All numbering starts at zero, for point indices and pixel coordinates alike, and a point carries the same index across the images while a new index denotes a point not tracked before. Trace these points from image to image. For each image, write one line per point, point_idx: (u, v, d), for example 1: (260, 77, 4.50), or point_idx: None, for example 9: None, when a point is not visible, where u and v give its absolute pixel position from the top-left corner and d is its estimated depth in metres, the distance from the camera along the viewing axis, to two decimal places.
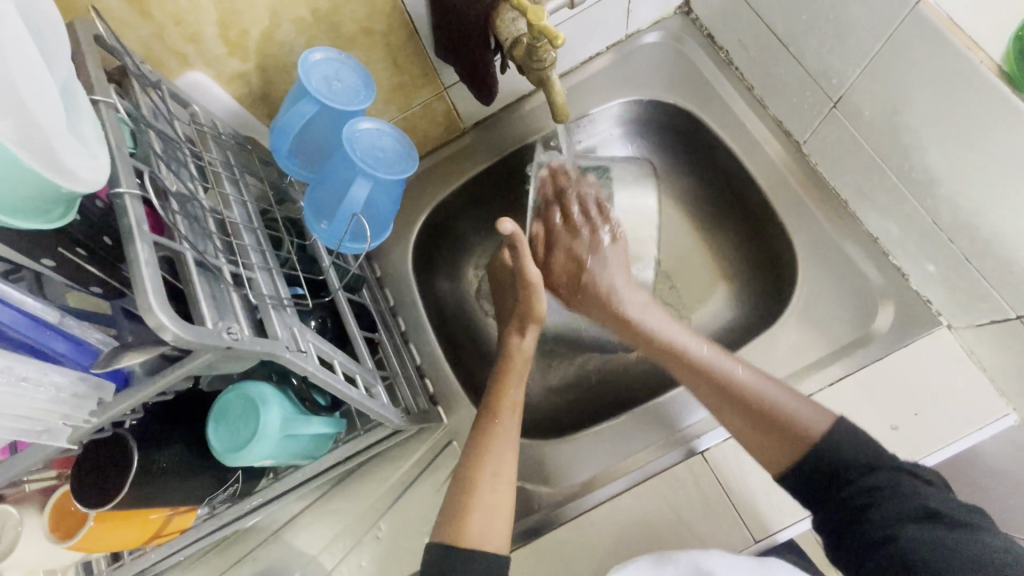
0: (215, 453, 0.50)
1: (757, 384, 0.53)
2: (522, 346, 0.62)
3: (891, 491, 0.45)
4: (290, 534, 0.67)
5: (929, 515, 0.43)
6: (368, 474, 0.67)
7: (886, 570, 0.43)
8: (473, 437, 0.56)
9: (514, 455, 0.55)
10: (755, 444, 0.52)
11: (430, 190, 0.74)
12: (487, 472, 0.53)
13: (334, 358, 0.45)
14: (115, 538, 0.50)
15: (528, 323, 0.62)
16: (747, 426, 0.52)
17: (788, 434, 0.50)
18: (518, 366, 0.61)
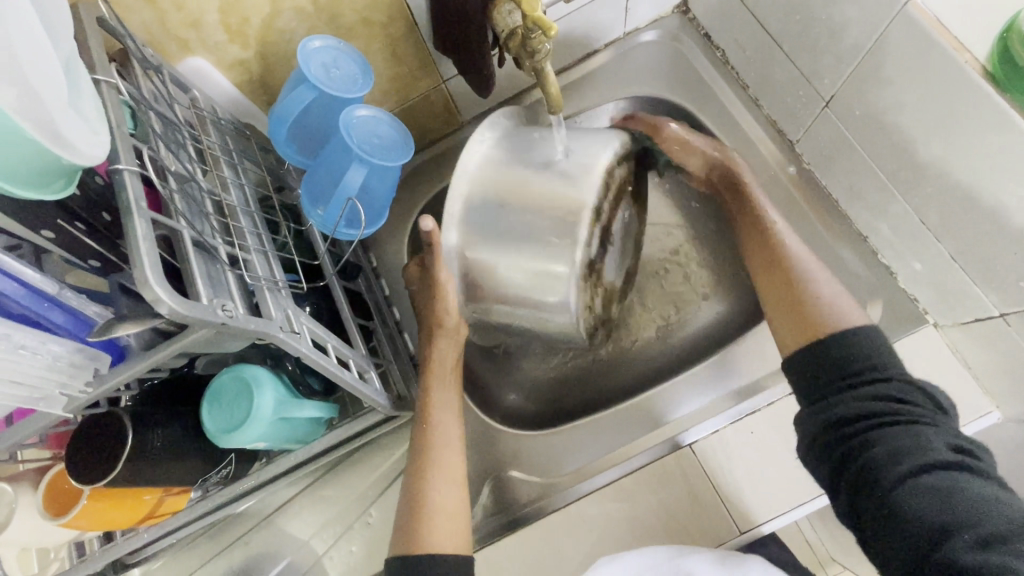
0: (209, 434, 0.51)
1: (810, 264, 0.55)
2: (443, 354, 0.59)
3: (896, 424, 0.44)
4: (282, 519, 0.68)
5: (938, 463, 0.41)
6: (359, 462, 0.68)
7: (877, 508, 0.42)
8: (417, 442, 0.56)
9: (460, 457, 0.56)
10: (780, 301, 0.54)
11: (427, 182, 0.75)
12: (438, 475, 0.54)
13: (327, 341, 0.46)
14: (108, 517, 0.51)
15: (439, 331, 0.58)
16: (778, 281, 0.55)
17: (807, 314, 0.51)
18: (439, 373, 0.59)
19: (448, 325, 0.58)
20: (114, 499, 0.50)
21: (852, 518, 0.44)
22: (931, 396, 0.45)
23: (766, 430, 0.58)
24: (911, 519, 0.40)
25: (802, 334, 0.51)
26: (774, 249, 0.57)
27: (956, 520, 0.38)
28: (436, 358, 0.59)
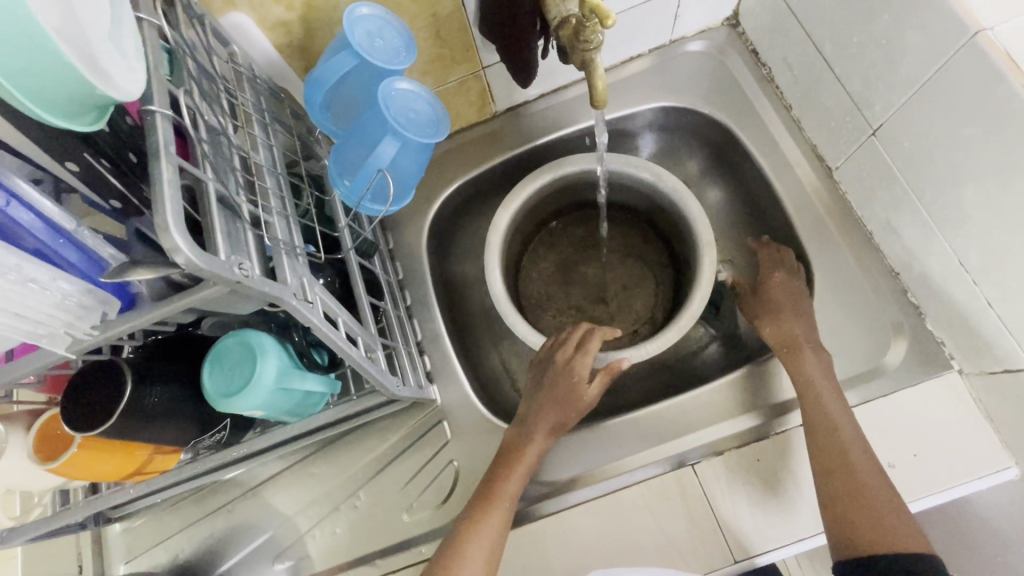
0: (207, 396, 0.50)
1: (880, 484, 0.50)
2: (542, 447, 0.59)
3: None
4: (269, 492, 0.67)
5: None
6: (351, 444, 0.66)
7: None
8: (472, 510, 0.56)
9: (498, 535, 0.54)
10: (844, 501, 0.49)
11: (454, 170, 0.74)
12: (478, 550, 0.53)
13: (339, 315, 0.45)
14: (93, 469, 0.50)
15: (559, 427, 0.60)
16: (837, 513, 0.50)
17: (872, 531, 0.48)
18: (526, 465, 0.58)
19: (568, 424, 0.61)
20: (104, 451, 0.49)
21: None
22: None
23: (773, 459, 0.56)
24: None
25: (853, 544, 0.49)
26: (840, 454, 0.51)
27: None
28: (530, 450, 0.59)
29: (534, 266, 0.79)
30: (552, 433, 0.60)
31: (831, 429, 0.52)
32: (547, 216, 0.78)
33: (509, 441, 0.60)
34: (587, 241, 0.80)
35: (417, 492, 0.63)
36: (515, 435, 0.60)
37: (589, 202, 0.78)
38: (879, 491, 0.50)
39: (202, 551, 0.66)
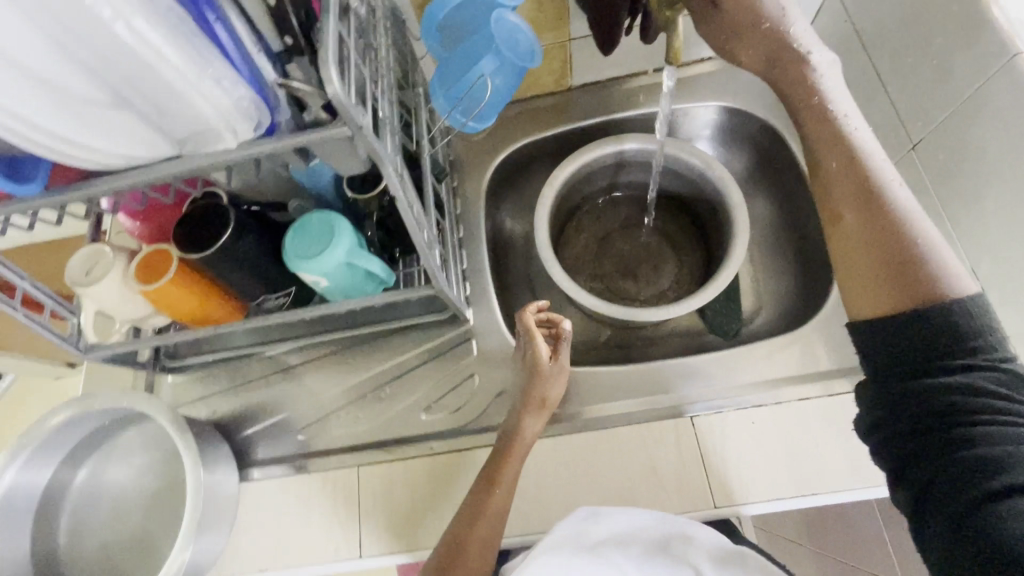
0: (286, 256, 0.58)
1: (910, 216, 0.43)
2: (534, 429, 0.61)
3: (988, 413, 0.39)
4: (304, 374, 0.74)
5: (979, 417, 0.39)
6: (383, 346, 0.73)
7: (948, 470, 0.40)
8: (471, 500, 0.58)
9: (497, 520, 0.57)
10: (862, 238, 0.43)
11: (523, 129, 0.82)
12: (480, 532, 0.56)
13: (414, 201, 0.52)
14: (172, 301, 0.60)
15: (544, 406, 0.62)
16: (856, 237, 0.44)
17: (909, 275, 0.41)
18: (523, 450, 0.60)
19: (549, 402, 0.62)
20: (185, 289, 0.59)
21: (895, 469, 0.43)
22: None
23: (765, 425, 0.61)
24: (950, 482, 0.40)
25: (877, 297, 0.43)
26: (867, 182, 0.44)
27: (996, 474, 0.38)
28: (522, 434, 0.60)
29: (575, 233, 0.86)
30: (536, 410, 0.61)
31: (862, 184, 0.44)
32: (597, 188, 0.85)
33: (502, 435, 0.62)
34: (629, 220, 0.86)
35: (436, 396, 0.70)
36: (506, 428, 0.62)
37: (636, 185, 0.84)
38: (901, 239, 0.42)
39: (236, 412, 0.73)
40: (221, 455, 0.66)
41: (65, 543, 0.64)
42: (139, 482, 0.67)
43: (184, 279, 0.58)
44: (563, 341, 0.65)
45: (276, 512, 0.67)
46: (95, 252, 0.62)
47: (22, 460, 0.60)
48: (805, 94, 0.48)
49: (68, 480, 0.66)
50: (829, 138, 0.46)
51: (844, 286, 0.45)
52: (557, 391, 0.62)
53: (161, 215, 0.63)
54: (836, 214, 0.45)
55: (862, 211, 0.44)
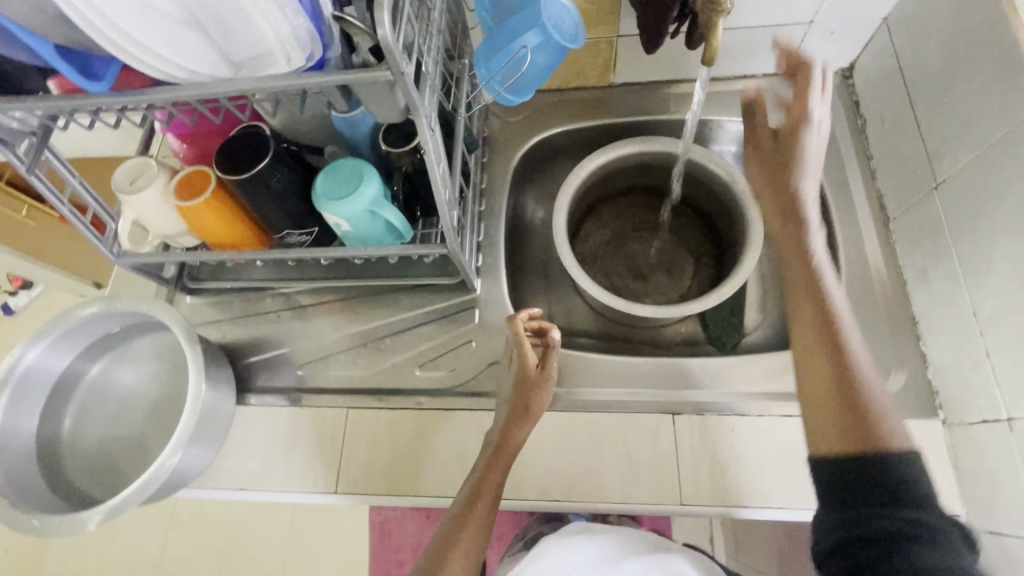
0: (314, 195, 0.61)
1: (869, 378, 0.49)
2: (520, 438, 0.59)
3: (917, 542, 0.43)
4: (311, 314, 0.77)
5: (909, 541, 0.43)
6: (390, 299, 0.76)
7: None
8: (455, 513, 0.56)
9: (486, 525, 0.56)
10: (828, 390, 0.50)
11: (559, 118, 0.84)
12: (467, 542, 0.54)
13: (441, 159, 0.55)
14: (201, 221, 0.64)
15: (529, 415, 0.60)
16: (822, 382, 0.51)
17: (863, 420, 0.48)
18: (509, 457, 0.59)
19: (533, 410, 0.61)
20: (215, 211, 0.63)
21: None
22: (962, 528, 0.44)
23: (744, 434, 0.62)
24: None
25: (835, 438, 0.48)
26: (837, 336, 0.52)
27: None
28: (507, 442, 0.59)
29: (593, 226, 0.88)
30: (521, 418, 0.60)
31: (830, 331, 0.52)
32: (622, 187, 0.86)
33: (491, 443, 0.61)
34: (648, 222, 0.88)
35: (433, 355, 0.73)
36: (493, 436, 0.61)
37: (660, 189, 0.86)
38: (860, 388, 0.49)
39: (243, 339, 0.77)
40: (223, 374, 0.69)
41: (69, 429, 0.68)
42: (144, 385, 0.71)
43: (215, 203, 0.62)
44: (551, 350, 0.64)
45: (266, 436, 0.71)
46: (141, 165, 0.66)
47: (43, 343, 0.65)
48: (804, 230, 0.57)
49: (81, 371, 0.70)
50: (813, 297, 0.54)
51: (808, 427, 0.51)
52: (542, 399, 0.61)
53: (208, 139, 0.67)
54: (812, 361, 0.51)
55: (832, 357, 0.51)
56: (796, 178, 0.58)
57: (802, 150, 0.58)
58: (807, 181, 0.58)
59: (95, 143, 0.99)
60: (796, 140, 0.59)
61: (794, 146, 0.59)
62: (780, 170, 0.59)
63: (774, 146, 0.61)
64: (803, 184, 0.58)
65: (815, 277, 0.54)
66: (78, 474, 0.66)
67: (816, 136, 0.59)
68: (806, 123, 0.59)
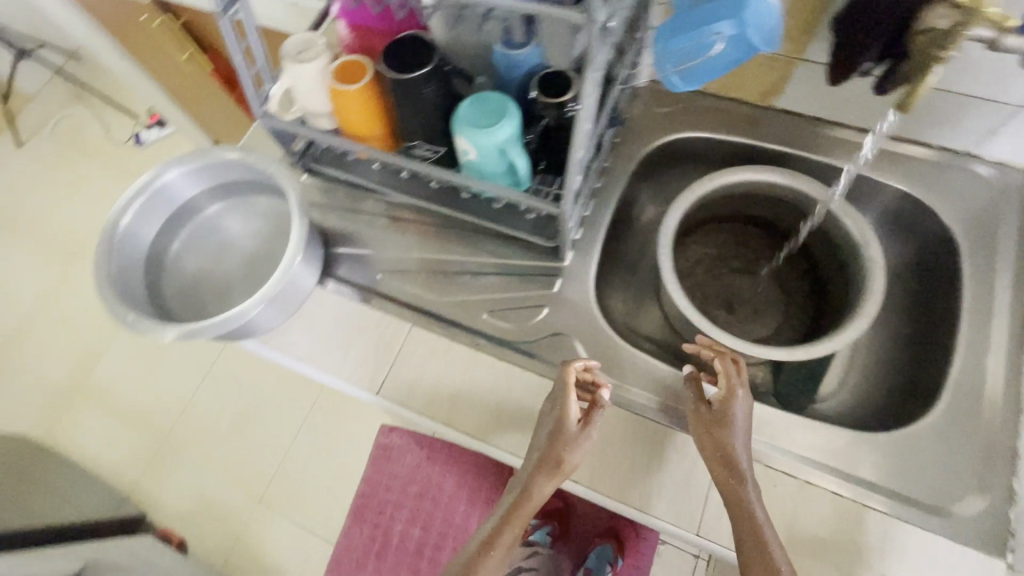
0: (455, 116, 0.63)
1: None
2: (544, 490, 0.61)
3: None
4: (404, 228, 0.81)
5: None
6: (479, 240, 0.78)
7: None
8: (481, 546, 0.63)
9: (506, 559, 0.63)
10: None
11: (705, 123, 0.81)
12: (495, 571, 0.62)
13: (587, 124, 0.55)
14: (343, 106, 0.67)
15: (558, 469, 0.60)
16: None
17: None
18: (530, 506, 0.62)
19: (565, 467, 0.60)
20: (358, 101, 0.66)
21: None
22: None
23: (786, 495, 0.59)
24: None
25: None
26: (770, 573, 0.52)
27: None
28: (534, 493, 0.61)
29: (697, 241, 0.85)
30: (549, 471, 0.60)
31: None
32: (741, 213, 0.83)
33: (515, 491, 0.64)
34: (753, 257, 0.85)
35: (502, 305, 0.74)
36: (521, 481, 0.63)
37: (780, 228, 0.82)
38: None
39: (338, 229, 0.81)
40: (314, 254, 0.73)
41: (176, 251, 0.75)
42: (246, 237, 0.77)
43: (362, 94, 0.65)
44: (596, 409, 0.62)
45: (332, 322, 0.75)
46: (310, 40, 0.70)
47: (184, 168, 0.72)
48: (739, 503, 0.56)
49: (202, 206, 0.77)
50: (739, 509, 0.56)
51: None
52: (575, 457, 0.60)
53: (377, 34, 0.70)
54: None
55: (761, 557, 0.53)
56: (728, 441, 0.57)
57: (732, 425, 0.58)
58: (738, 443, 0.57)
59: (268, 11, 1.05)
60: (711, 440, 0.58)
61: (724, 415, 0.59)
62: (719, 424, 0.58)
63: (699, 436, 0.59)
64: (733, 445, 0.57)
65: (751, 510, 0.55)
66: (171, 293, 0.73)
67: (744, 410, 0.60)
68: (740, 392, 0.60)
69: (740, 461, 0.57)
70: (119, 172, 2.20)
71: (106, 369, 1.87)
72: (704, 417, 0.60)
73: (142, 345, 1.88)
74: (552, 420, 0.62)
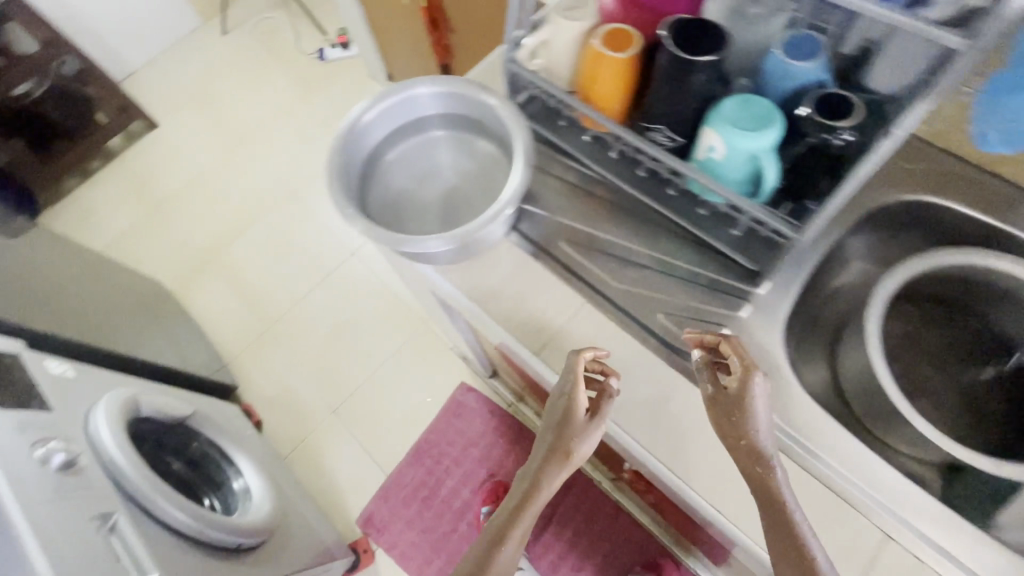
0: (715, 111, 0.61)
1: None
2: (555, 477, 0.64)
3: None
4: (597, 203, 0.79)
5: None
6: (673, 239, 0.75)
7: None
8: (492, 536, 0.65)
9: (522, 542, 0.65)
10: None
11: (952, 189, 0.75)
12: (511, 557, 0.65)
13: (881, 153, 0.54)
14: (597, 69, 0.66)
15: (568, 455, 0.63)
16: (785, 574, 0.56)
17: None
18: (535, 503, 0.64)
19: (573, 457, 0.64)
20: (617, 66, 0.65)
21: None
22: None
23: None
24: None
25: None
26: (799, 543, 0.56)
27: None
28: (543, 484, 0.64)
29: (895, 307, 0.80)
30: (560, 459, 0.63)
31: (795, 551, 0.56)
32: (954, 296, 0.77)
33: (524, 484, 0.65)
34: (948, 342, 0.79)
35: (681, 311, 0.72)
36: (529, 473, 0.65)
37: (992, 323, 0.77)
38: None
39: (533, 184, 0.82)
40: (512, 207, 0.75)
41: (392, 159, 0.79)
42: (456, 167, 0.80)
43: (623, 61, 0.64)
44: (606, 397, 0.65)
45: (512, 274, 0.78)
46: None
47: (432, 88, 0.76)
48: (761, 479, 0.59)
49: (427, 127, 0.81)
50: (764, 499, 0.59)
51: None
52: (582, 444, 0.64)
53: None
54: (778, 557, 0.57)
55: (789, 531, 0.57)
56: (748, 429, 0.59)
57: (752, 414, 0.59)
58: (758, 433, 0.59)
59: None
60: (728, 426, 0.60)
61: (743, 401, 0.60)
62: (737, 409, 0.60)
63: (721, 426, 0.61)
64: (755, 437, 0.59)
65: (776, 491, 0.58)
66: (378, 195, 0.78)
67: (763, 396, 0.60)
68: (756, 375, 0.60)
69: (766, 448, 0.59)
70: (295, 80, 2.39)
71: (239, 250, 2.05)
72: (722, 401, 0.62)
73: (274, 239, 2.06)
74: (556, 403, 0.66)
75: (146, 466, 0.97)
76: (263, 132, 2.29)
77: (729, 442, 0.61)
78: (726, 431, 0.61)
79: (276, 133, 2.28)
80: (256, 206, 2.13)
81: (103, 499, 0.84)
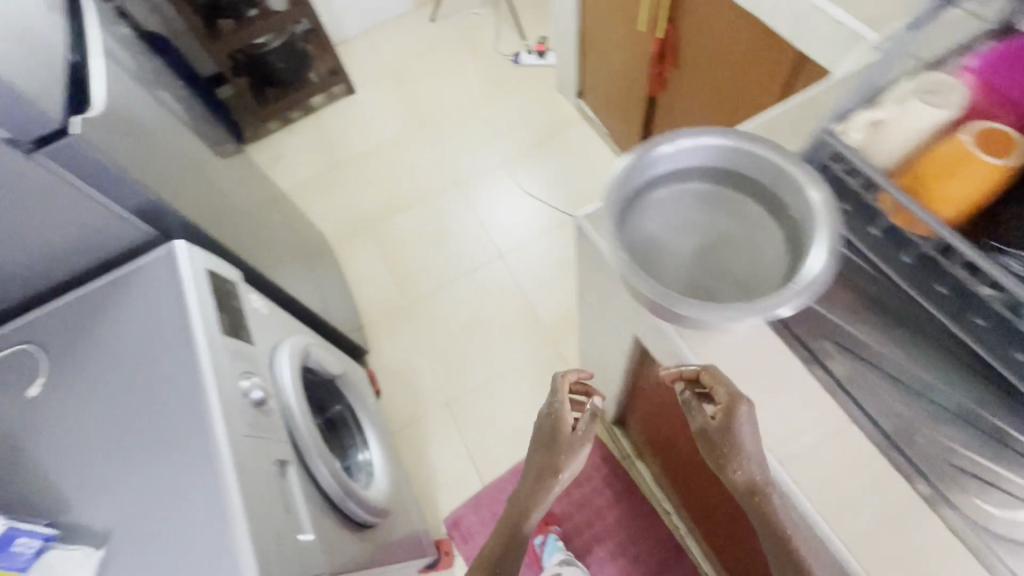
0: None
1: None
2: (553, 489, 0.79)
3: None
4: (871, 309, 0.70)
5: None
6: (963, 378, 0.65)
7: None
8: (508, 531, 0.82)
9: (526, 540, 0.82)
10: None
11: None
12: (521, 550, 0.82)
13: None
14: (959, 158, 0.60)
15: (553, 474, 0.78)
16: None
17: None
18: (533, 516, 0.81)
19: (561, 475, 0.79)
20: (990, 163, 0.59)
21: None
22: None
23: None
24: None
25: None
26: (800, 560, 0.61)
27: None
28: (538, 495, 0.80)
29: None
30: (551, 475, 0.78)
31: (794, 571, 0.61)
32: None
33: (517, 509, 0.81)
34: None
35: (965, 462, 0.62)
36: (525, 490, 0.81)
37: None
38: None
39: None
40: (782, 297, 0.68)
41: (655, 197, 0.74)
42: (718, 226, 0.73)
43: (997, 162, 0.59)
44: (590, 418, 0.80)
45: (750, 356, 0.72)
46: (935, 85, 0.67)
47: (725, 143, 0.72)
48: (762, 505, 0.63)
49: (702, 173, 0.74)
50: (767, 526, 0.63)
51: None
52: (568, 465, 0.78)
53: None
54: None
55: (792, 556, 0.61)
56: (737, 461, 0.63)
57: (739, 444, 0.63)
58: (749, 464, 0.63)
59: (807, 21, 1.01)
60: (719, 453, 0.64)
61: (728, 430, 0.63)
62: (723, 446, 0.64)
63: (714, 457, 0.65)
64: (748, 467, 0.63)
65: (773, 511, 0.62)
66: (629, 229, 0.72)
67: (748, 424, 0.63)
68: (741, 404, 0.63)
69: (758, 476, 0.63)
70: (484, 77, 2.48)
71: (397, 225, 2.17)
72: (707, 437, 0.66)
73: (430, 224, 2.16)
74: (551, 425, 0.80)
75: (308, 415, 1.02)
76: (444, 120, 2.40)
77: (721, 470, 0.65)
78: (716, 459, 0.66)
79: (456, 123, 2.38)
80: (422, 188, 2.24)
81: (281, 444, 0.88)
